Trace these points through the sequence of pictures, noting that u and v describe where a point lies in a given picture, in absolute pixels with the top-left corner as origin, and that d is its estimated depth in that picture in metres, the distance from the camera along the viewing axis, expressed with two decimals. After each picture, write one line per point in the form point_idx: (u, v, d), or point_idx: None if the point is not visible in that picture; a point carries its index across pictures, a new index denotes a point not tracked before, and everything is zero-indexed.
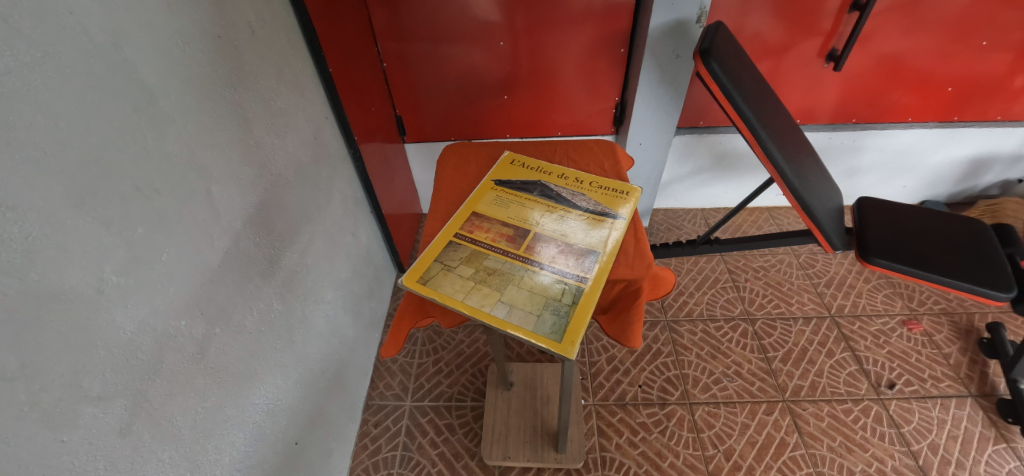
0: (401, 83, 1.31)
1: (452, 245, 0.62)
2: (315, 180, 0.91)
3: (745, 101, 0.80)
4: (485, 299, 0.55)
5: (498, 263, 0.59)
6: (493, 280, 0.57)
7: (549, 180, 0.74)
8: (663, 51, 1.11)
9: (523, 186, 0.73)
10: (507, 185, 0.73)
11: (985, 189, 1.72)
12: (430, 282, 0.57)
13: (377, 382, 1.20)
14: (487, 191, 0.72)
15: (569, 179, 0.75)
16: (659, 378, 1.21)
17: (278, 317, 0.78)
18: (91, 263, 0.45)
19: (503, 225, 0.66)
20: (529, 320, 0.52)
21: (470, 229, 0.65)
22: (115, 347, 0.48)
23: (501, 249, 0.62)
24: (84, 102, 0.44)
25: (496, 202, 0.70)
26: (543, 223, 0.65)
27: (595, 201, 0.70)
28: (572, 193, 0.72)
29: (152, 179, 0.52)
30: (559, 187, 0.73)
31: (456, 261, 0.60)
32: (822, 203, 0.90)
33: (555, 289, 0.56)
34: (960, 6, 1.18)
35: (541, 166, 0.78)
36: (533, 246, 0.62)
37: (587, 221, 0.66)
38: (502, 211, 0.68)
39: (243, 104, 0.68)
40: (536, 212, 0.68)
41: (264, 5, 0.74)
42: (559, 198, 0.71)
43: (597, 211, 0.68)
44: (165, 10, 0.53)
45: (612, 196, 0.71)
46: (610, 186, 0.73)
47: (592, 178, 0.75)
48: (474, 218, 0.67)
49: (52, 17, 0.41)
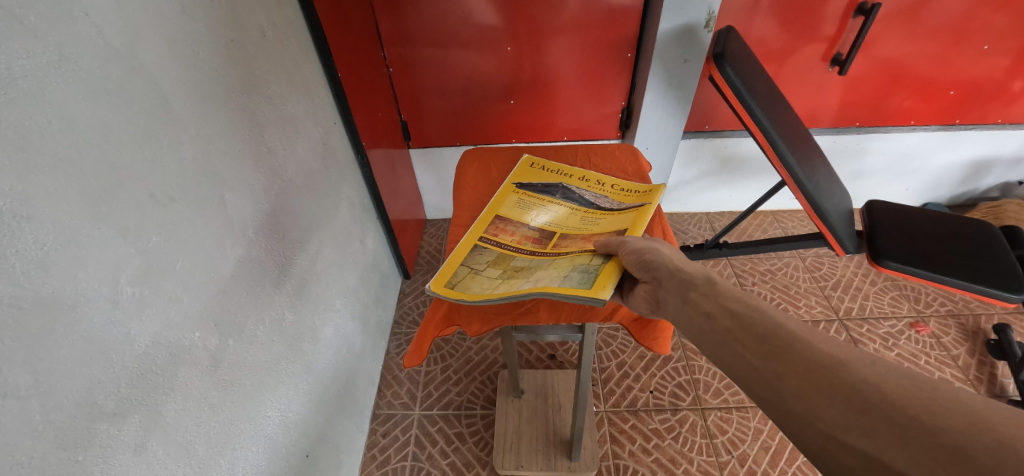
0: (407, 88, 1.30)
1: (478, 250, 0.62)
2: (324, 186, 0.89)
3: (759, 105, 0.80)
4: (512, 282, 0.54)
5: (526, 262, 0.59)
6: (521, 273, 0.56)
7: (570, 184, 0.74)
8: (672, 55, 1.11)
9: (545, 189, 0.73)
10: (529, 188, 0.73)
11: (985, 191, 1.74)
12: (459, 285, 0.55)
13: (384, 391, 1.18)
14: (508, 194, 0.72)
15: (591, 182, 0.74)
16: (670, 383, 1.20)
17: (289, 327, 0.77)
18: (105, 273, 0.44)
19: (529, 227, 0.65)
20: (557, 279, 0.53)
21: (495, 234, 0.64)
22: (129, 360, 0.46)
23: (528, 249, 0.61)
24: (97, 107, 0.42)
25: (518, 205, 0.70)
26: (568, 223, 0.65)
27: (619, 200, 0.69)
28: (595, 195, 0.71)
29: (166, 186, 0.50)
30: (581, 189, 0.72)
31: (483, 265, 0.59)
32: (834, 207, 0.90)
33: (579, 257, 0.57)
34: (959, 10, 1.20)
35: (561, 171, 0.78)
36: (561, 243, 0.61)
37: (612, 216, 0.64)
38: (525, 214, 0.68)
39: (255, 109, 0.67)
40: (560, 213, 0.67)
41: (275, 8, 0.73)
42: (582, 199, 0.70)
43: (622, 206, 0.66)
44: (179, 13, 0.52)
45: (636, 192, 0.69)
46: (633, 186, 0.72)
47: (615, 181, 0.74)
48: (498, 223, 0.67)
49: (67, 19, 0.40)
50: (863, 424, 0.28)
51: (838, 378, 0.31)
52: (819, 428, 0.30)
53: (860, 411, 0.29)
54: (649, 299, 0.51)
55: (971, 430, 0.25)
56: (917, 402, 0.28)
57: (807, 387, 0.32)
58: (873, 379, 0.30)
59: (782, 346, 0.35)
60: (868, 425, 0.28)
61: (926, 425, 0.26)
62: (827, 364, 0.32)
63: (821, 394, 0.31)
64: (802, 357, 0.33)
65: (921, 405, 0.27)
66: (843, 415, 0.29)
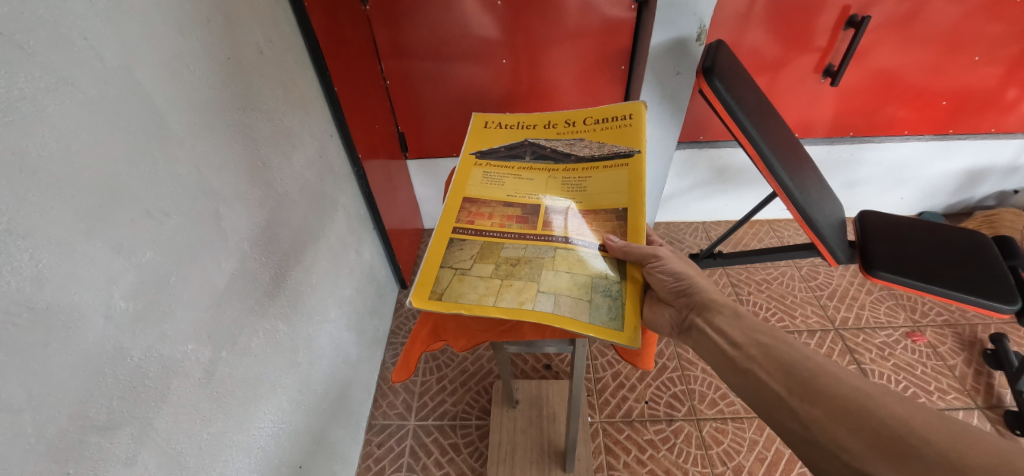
0: (404, 100, 1.32)
1: (456, 244, 0.60)
2: (320, 198, 0.90)
3: (747, 117, 0.81)
4: (523, 294, 0.54)
5: (518, 252, 0.60)
6: (521, 271, 0.57)
7: (537, 135, 0.72)
8: (664, 67, 1.13)
9: (510, 152, 0.71)
10: (493, 155, 0.71)
11: (981, 200, 1.74)
12: (448, 293, 0.55)
13: (380, 401, 1.18)
14: (473, 169, 0.70)
15: (560, 126, 0.72)
16: (665, 394, 1.20)
17: (283, 338, 0.77)
18: (99, 288, 0.45)
19: (505, 205, 0.65)
20: (581, 308, 0.53)
21: (469, 220, 0.63)
22: (122, 373, 0.47)
23: (515, 233, 0.62)
24: (94, 128, 0.43)
25: (487, 179, 0.68)
26: (551, 192, 0.65)
27: (597, 144, 0.68)
28: (569, 142, 0.70)
29: (161, 203, 0.51)
30: (550, 139, 0.70)
31: (469, 261, 0.58)
32: (824, 217, 0.91)
33: (595, 266, 0.57)
34: (949, 21, 1.21)
35: (520, 120, 0.74)
36: (551, 222, 0.62)
37: (597, 175, 0.65)
38: (499, 189, 0.67)
39: (251, 124, 0.68)
40: (538, 180, 0.67)
41: (272, 26, 0.75)
42: (556, 154, 0.69)
43: (605, 156, 0.66)
44: (176, 32, 0.54)
45: (615, 130, 0.68)
46: (608, 117, 0.70)
47: (585, 115, 0.72)
48: (469, 205, 0.65)
49: (66, 44, 0.41)
50: (890, 459, 0.37)
51: (872, 419, 0.40)
52: (845, 460, 0.39)
53: (888, 447, 0.38)
54: (678, 318, 0.59)
55: (986, 466, 0.34)
56: (938, 440, 0.37)
57: (840, 425, 0.41)
58: (903, 418, 0.39)
59: (817, 385, 0.44)
60: (897, 460, 0.37)
61: (950, 463, 0.35)
62: (860, 405, 0.41)
63: (852, 432, 0.40)
64: (836, 396, 0.42)
65: (948, 444, 0.36)
66: (874, 451, 0.38)
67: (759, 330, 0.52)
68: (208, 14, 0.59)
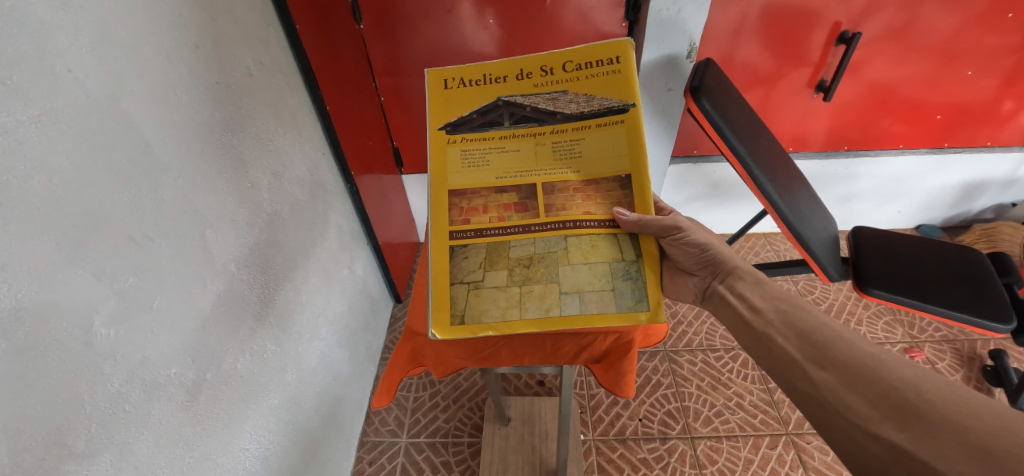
0: (398, 116, 1.33)
1: (459, 253, 0.57)
2: (311, 216, 0.91)
3: (735, 136, 0.81)
4: (547, 300, 0.55)
5: (528, 249, 0.57)
6: (538, 273, 0.56)
7: (509, 91, 0.59)
8: (656, 84, 1.15)
9: (484, 118, 0.60)
10: (465, 126, 0.59)
11: (979, 213, 1.73)
12: (470, 315, 0.55)
13: (372, 417, 1.18)
14: (447, 148, 0.59)
15: (535, 75, 0.59)
16: (659, 411, 1.19)
17: (271, 358, 0.77)
18: (80, 316, 0.45)
19: (498, 190, 0.59)
20: (608, 300, 0.54)
21: (465, 219, 0.58)
22: (101, 401, 0.47)
23: (518, 225, 0.58)
24: (78, 157, 0.44)
25: (468, 160, 0.59)
26: (544, 165, 0.58)
27: (584, 97, 0.58)
28: (550, 97, 0.59)
29: (144, 228, 0.52)
30: (527, 95, 0.59)
31: (479, 271, 0.56)
32: (815, 234, 0.91)
33: (610, 251, 0.56)
34: (941, 36, 1.21)
35: (484, 71, 0.60)
36: (553, 205, 0.58)
37: (591, 136, 0.58)
38: (485, 170, 0.59)
39: (239, 147, 0.69)
40: (526, 151, 0.59)
41: (263, 48, 0.76)
42: (539, 114, 0.59)
43: (595, 112, 0.57)
44: (163, 60, 0.54)
45: (603, 78, 0.58)
46: (591, 60, 0.58)
47: (563, 57, 0.59)
48: (457, 199, 0.58)
49: (49, 75, 0.41)
50: (895, 419, 0.40)
51: (882, 384, 0.43)
52: (852, 420, 0.42)
53: (894, 410, 0.41)
54: (703, 284, 0.64)
55: (991, 431, 0.36)
56: (943, 404, 0.39)
57: (849, 390, 0.44)
58: (911, 382, 0.42)
59: (830, 350, 0.48)
60: (902, 420, 0.40)
61: (953, 422, 0.38)
62: (870, 370, 0.44)
63: (861, 395, 0.43)
64: (848, 359, 0.46)
65: (955, 411, 0.38)
66: (879, 412, 0.41)
67: (779, 297, 0.56)
68: (197, 40, 0.60)
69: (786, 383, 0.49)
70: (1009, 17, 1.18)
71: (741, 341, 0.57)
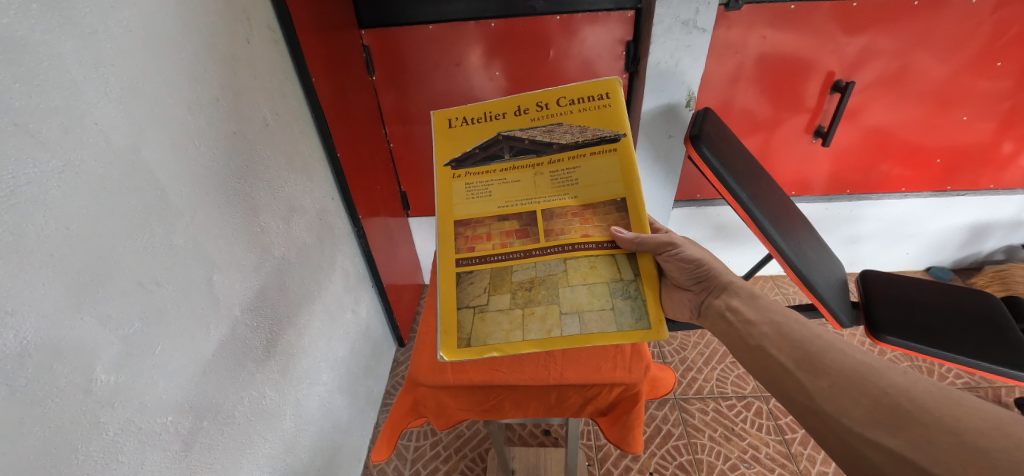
0: (407, 161, 1.38)
1: (465, 278, 0.57)
2: (317, 260, 0.92)
3: (736, 181, 0.83)
4: (549, 321, 0.54)
5: (530, 273, 0.57)
6: (539, 295, 0.56)
7: (510, 126, 0.60)
8: (657, 131, 1.20)
9: (486, 152, 0.61)
10: (471, 160, 0.61)
11: (989, 254, 1.71)
12: (475, 338, 0.54)
13: (371, 468, 1.14)
14: (453, 182, 0.60)
15: (532, 111, 0.61)
16: (671, 464, 1.14)
17: (268, 405, 0.75)
18: (81, 363, 0.44)
19: (500, 219, 0.59)
20: (608, 319, 0.53)
21: (469, 247, 0.58)
22: (95, 451, 0.46)
23: (520, 250, 0.58)
24: (95, 203, 0.45)
25: (472, 193, 0.60)
26: (544, 193, 0.59)
27: (579, 128, 0.59)
28: (547, 129, 0.60)
29: (154, 274, 0.52)
30: (526, 129, 0.60)
31: (484, 295, 0.56)
32: (823, 279, 0.91)
33: (608, 271, 0.56)
34: (933, 83, 1.25)
35: (485, 108, 0.61)
36: (552, 230, 0.58)
37: (586, 164, 0.59)
38: (488, 201, 0.59)
39: (251, 192, 0.71)
40: (526, 181, 0.60)
41: (280, 100, 0.80)
42: (538, 146, 0.60)
43: (589, 142, 0.59)
44: (185, 113, 0.57)
45: (595, 112, 0.59)
46: (584, 95, 0.60)
47: (559, 93, 0.60)
48: (462, 228, 0.59)
49: (77, 128, 0.43)
50: (888, 425, 0.40)
51: (874, 389, 0.43)
52: (847, 425, 0.42)
53: (889, 413, 0.40)
54: (698, 300, 0.63)
55: (982, 431, 0.36)
56: (935, 407, 0.39)
57: (845, 396, 0.43)
58: (903, 388, 0.41)
59: (823, 357, 0.48)
60: (894, 425, 0.40)
61: (946, 426, 0.38)
62: (863, 376, 0.44)
63: (856, 401, 0.43)
64: (841, 368, 0.46)
65: (947, 413, 0.38)
66: (874, 417, 0.41)
67: (772, 309, 0.56)
68: (218, 95, 0.64)
69: (781, 395, 0.49)
70: (999, 65, 1.22)
71: (737, 355, 0.55)
